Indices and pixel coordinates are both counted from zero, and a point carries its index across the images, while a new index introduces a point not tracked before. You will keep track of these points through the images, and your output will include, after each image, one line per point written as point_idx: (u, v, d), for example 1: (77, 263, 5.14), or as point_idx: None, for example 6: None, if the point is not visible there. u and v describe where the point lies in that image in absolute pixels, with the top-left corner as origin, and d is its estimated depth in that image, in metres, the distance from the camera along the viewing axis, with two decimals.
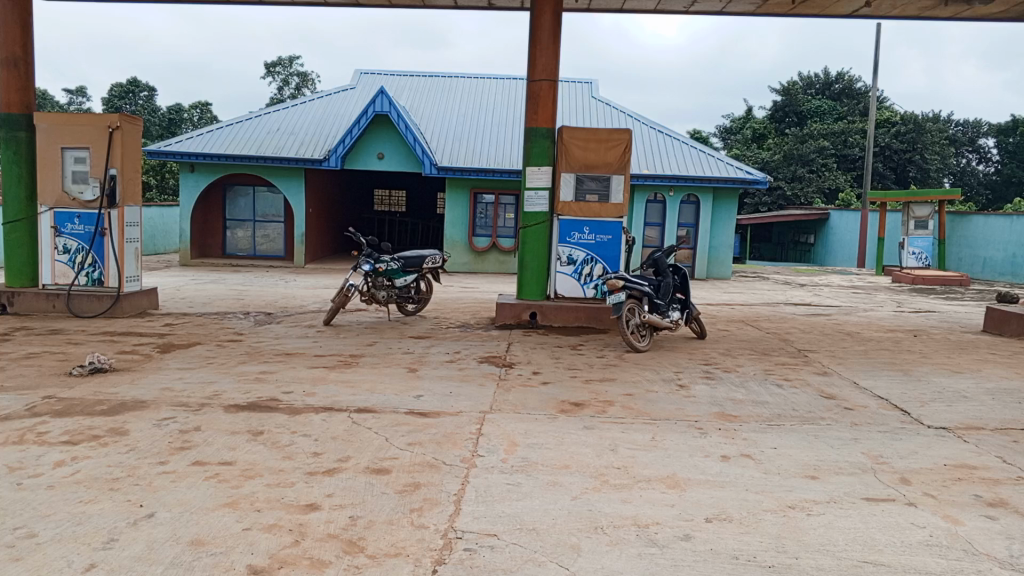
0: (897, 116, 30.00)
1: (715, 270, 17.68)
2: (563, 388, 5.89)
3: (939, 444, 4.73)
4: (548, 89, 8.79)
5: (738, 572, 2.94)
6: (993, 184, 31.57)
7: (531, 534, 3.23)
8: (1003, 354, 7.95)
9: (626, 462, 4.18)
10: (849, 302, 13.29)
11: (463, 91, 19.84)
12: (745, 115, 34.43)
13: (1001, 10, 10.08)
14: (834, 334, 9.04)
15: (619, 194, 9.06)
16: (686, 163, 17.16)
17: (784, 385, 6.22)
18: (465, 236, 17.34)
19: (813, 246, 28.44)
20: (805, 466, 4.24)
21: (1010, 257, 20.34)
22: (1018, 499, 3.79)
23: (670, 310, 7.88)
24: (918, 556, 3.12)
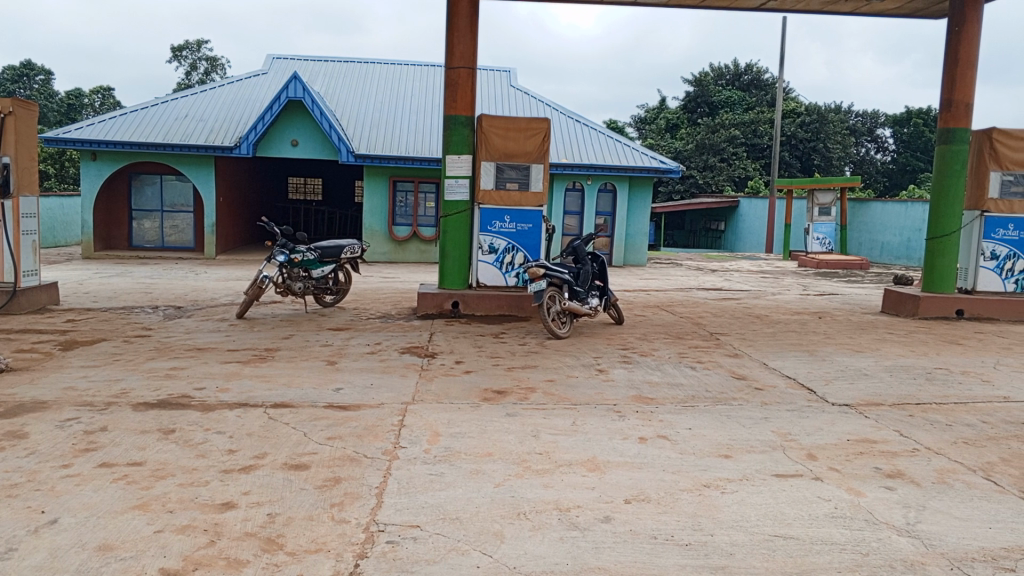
0: (802, 106, 31.21)
1: (632, 257, 18.01)
2: (485, 376, 5.91)
3: (842, 420, 4.97)
4: (467, 76, 8.78)
5: (657, 551, 3.02)
6: (889, 172, 33.24)
7: (454, 524, 3.23)
8: (901, 333, 8.41)
9: (547, 447, 4.22)
10: (758, 287, 13.79)
11: (380, 78, 19.52)
12: (659, 105, 35.20)
13: (896, 6, 10.62)
14: (744, 317, 9.37)
15: (539, 183, 9.09)
16: (603, 152, 17.40)
17: (698, 367, 6.41)
18: (384, 225, 17.13)
19: (723, 232, 29.40)
20: (718, 446, 4.38)
21: (905, 241, 21.47)
22: (913, 470, 4.02)
23: (589, 296, 7.99)
24: (824, 528, 3.27)
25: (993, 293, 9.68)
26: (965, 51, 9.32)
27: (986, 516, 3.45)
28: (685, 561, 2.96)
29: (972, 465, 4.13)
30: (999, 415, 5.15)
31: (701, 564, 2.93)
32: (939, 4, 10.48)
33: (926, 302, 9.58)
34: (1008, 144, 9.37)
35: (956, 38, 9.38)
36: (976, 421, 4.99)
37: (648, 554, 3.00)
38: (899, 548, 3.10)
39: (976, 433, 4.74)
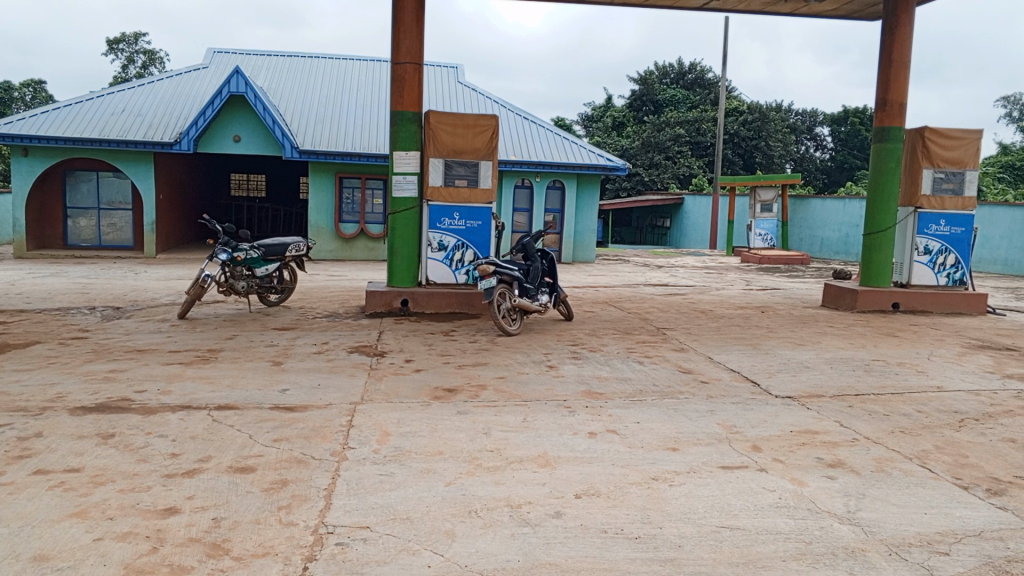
0: (744, 105, 31.85)
1: (580, 254, 18.16)
2: (435, 374, 5.89)
3: (785, 412, 5.08)
4: (413, 72, 8.72)
5: (607, 546, 3.05)
6: (828, 169, 34.16)
7: (405, 524, 3.21)
8: (840, 326, 8.65)
9: (498, 445, 4.22)
10: (703, 282, 14.03)
11: (325, 73, 19.24)
12: (605, 103, 35.56)
13: (834, 7, 10.93)
14: (689, 312, 9.52)
15: (488, 179, 9.06)
16: (551, 150, 17.47)
17: (646, 362, 6.49)
18: (331, 222, 16.91)
19: (669, 229, 29.85)
20: (666, 439, 4.44)
21: (844, 237, 22.20)
22: (853, 459, 4.14)
23: (539, 293, 8.02)
24: (769, 518, 3.34)
25: (926, 286, 10.03)
26: (899, 53, 9.64)
27: (922, 502, 3.58)
28: (635, 554, 2.99)
29: (908, 454, 4.28)
30: (932, 404, 5.34)
31: (651, 557, 2.96)
32: (873, 6, 10.82)
33: (863, 296, 9.88)
34: (939, 143, 9.73)
35: (890, 40, 9.69)
36: (912, 411, 5.17)
37: (599, 549, 3.02)
38: (840, 536, 3.19)
39: (911, 422, 4.91)
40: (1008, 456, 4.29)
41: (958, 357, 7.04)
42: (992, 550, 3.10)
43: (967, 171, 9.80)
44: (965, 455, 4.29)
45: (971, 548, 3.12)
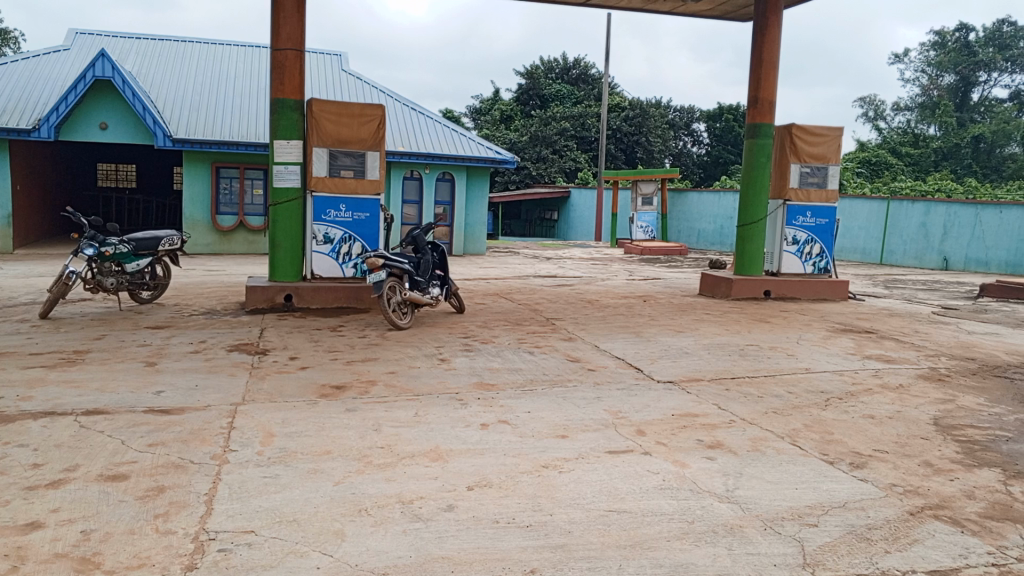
0: (626, 101, 32.80)
1: (471, 246, 18.18)
2: (322, 371, 5.75)
3: (667, 397, 5.27)
4: (294, 59, 8.49)
5: (500, 536, 3.06)
6: (704, 164, 35.73)
7: (292, 526, 3.11)
8: (716, 313, 9.06)
9: (389, 441, 4.17)
10: (590, 273, 14.36)
11: (199, 58, 18.35)
12: (493, 97, 35.70)
13: (709, 8, 11.40)
14: (577, 303, 9.72)
15: (375, 171, 8.88)
16: (439, 141, 17.36)
17: (536, 352, 6.58)
18: (208, 214, 16.19)
19: (556, 222, 30.37)
20: (556, 427, 4.51)
21: (719, 228, 23.18)
22: (731, 440, 4.34)
23: (430, 286, 7.97)
24: (654, 500, 3.46)
25: (795, 274, 10.63)
26: (768, 53, 10.17)
27: (793, 478, 3.79)
28: (526, 542, 3.02)
29: (780, 433, 4.52)
30: (801, 385, 5.69)
31: (541, 545, 3.00)
32: (745, 7, 11.36)
33: (737, 285, 10.38)
34: (805, 139, 10.32)
35: (760, 41, 10.22)
36: (783, 392, 5.47)
37: (491, 539, 3.03)
38: (719, 514, 3.34)
39: (782, 403, 5.20)
40: (869, 431, 4.63)
41: (823, 340, 7.51)
42: (856, 519, 3.33)
43: (829, 166, 10.44)
44: (831, 432, 4.58)
45: (837, 519, 3.33)
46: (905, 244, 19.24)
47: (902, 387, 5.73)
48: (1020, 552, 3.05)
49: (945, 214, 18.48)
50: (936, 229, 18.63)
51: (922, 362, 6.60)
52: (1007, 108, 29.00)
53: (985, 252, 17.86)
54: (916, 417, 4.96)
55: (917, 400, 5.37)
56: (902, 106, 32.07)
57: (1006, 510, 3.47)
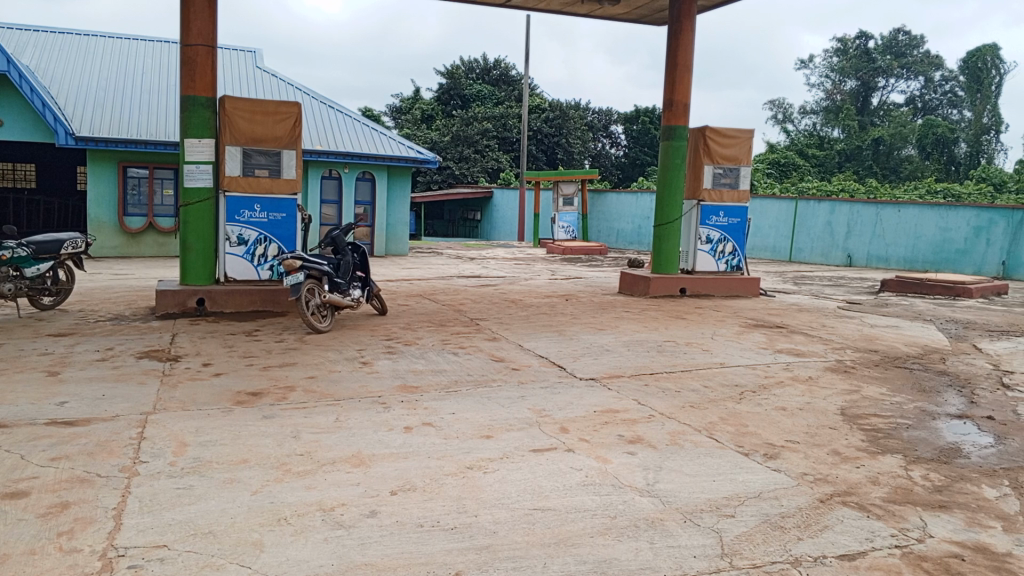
0: (546, 102, 33.04)
1: (393, 246, 18.03)
2: (238, 378, 5.58)
3: (589, 394, 5.34)
4: (206, 55, 8.21)
5: (424, 539, 3.04)
6: (622, 165, 36.39)
7: (207, 538, 3.01)
8: (635, 311, 9.23)
9: (309, 448, 4.07)
10: (513, 273, 14.42)
11: (104, 52, 17.55)
12: (413, 96, 35.46)
13: (625, 11, 11.63)
14: (500, 302, 9.75)
15: (291, 169, 8.67)
16: (359, 140, 17.10)
17: (460, 352, 6.56)
18: (114, 216, 15.51)
19: (479, 222, 30.36)
20: (480, 427, 4.50)
21: (637, 228, 23.75)
22: (650, 435, 4.43)
23: (350, 288, 7.84)
24: (578, 496, 3.49)
25: (709, 272, 10.92)
26: (682, 57, 10.45)
27: (710, 470, 3.90)
28: (451, 545, 3.01)
29: (698, 426, 4.64)
30: (717, 379, 5.87)
31: (465, 547, 2.99)
32: (660, 11, 11.65)
33: (655, 283, 10.60)
34: (718, 141, 10.62)
35: (675, 44, 10.49)
36: (699, 386, 5.63)
37: (415, 543, 3.00)
38: (641, 508, 3.40)
39: (699, 397, 5.34)
40: (780, 423, 4.80)
41: (737, 335, 7.76)
42: (770, 508, 3.44)
43: (741, 167, 10.79)
44: (745, 425, 4.73)
45: (753, 509, 3.44)
46: (812, 242, 20.11)
47: (812, 378, 5.97)
48: (920, 533, 3.22)
49: (849, 213, 19.37)
50: (841, 227, 19.51)
51: (829, 355, 6.90)
52: (903, 112, 30.57)
53: (886, 249, 18.80)
54: (825, 407, 5.18)
55: (825, 391, 5.61)
56: (808, 109, 33.37)
57: (907, 494, 3.66)
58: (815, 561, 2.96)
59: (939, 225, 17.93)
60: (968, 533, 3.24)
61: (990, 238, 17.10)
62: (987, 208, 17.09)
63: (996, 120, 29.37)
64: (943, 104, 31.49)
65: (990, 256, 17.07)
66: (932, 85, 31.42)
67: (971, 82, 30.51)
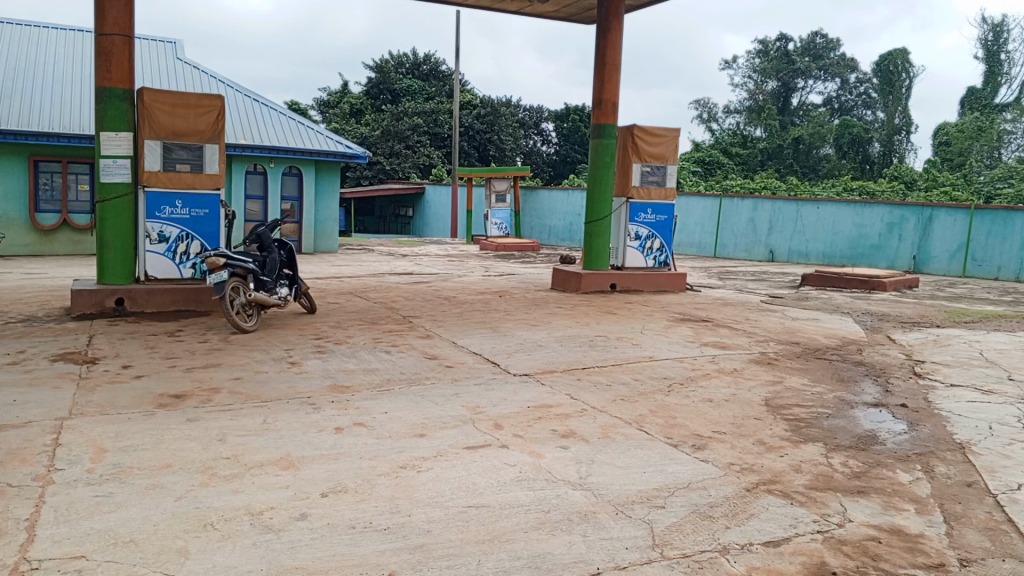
0: (477, 99, 33.01)
1: (322, 244, 17.78)
2: (160, 380, 5.38)
3: (523, 390, 5.35)
4: (122, 45, 7.88)
5: (356, 541, 2.99)
6: (553, 162, 36.66)
7: (128, 547, 2.89)
8: (567, 306, 9.30)
9: (236, 451, 3.96)
10: (446, 270, 14.37)
11: (12, 40, 16.66)
12: (342, 89, 34.97)
13: (554, 9, 11.72)
14: (433, 299, 9.70)
15: (214, 164, 8.45)
16: (286, 134, 16.73)
17: (392, 351, 6.49)
18: (25, 212, 14.78)
19: (411, 218, 30.13)
20: (413, 426, 4.47)
21: (568, 225, 24.03)
22: (583, 429, 4.48)
23: (277, 286, 7.65)
24: (511, 492, 3.50)
25: (638, 268, 11.10)
26: (611, 56, 10.59)
27: (641, 462, 3.96)
28: (384, 546, 2.97)
29: (628, 419, 4.72)
30: (646, 372, 5.98)
31: (399, 547, 2.96)
32: (588, 10, 11.79)
33: (586, 279, 10.71)
34: (646, 140, 10.79)
35: (604, 43, 10.62)
36: (630, 379, 5.72)
37: (346, 546, 2.96)
38: (573, 502, 3.44)
39: (630, 390, 5.43)
40: (707, 414, 4.93)
41: (665, 329, 7.93)
42: (699, 498, 3.53)
43: (668, 166, 10.99)
44: (674, 416, 4.83)
45: (682, 499, 3.51)
46: (735, 238, 20.67)
47: (737, 371, 6.14)
48: (841, 518, 3.34)
49: (770, 210, 20.00)
50: (763, 223, 20.14)
51: (754, 348, 7.10)
52: (821, 113, 31.72)
53: (806, 244, 19.48)
54: (750, 399, 5.33)
55: (749, 382, 5.78)
56: (731, 109, 34.26)
57: (828, 481, 3.80)
58: (742, 548, 3.04)
59: (855, 221, 18.68)
60: (885, 516, 3.38)
61: (902, 233, 17.92)
62: (899, 205, 17.89)
63: (907, 121, 30.71)
64: (858, 105, 32.64)
65: (903, 251, 17.89)
66: (847, 87, 32.63)
67: (883, 84, 31.56)
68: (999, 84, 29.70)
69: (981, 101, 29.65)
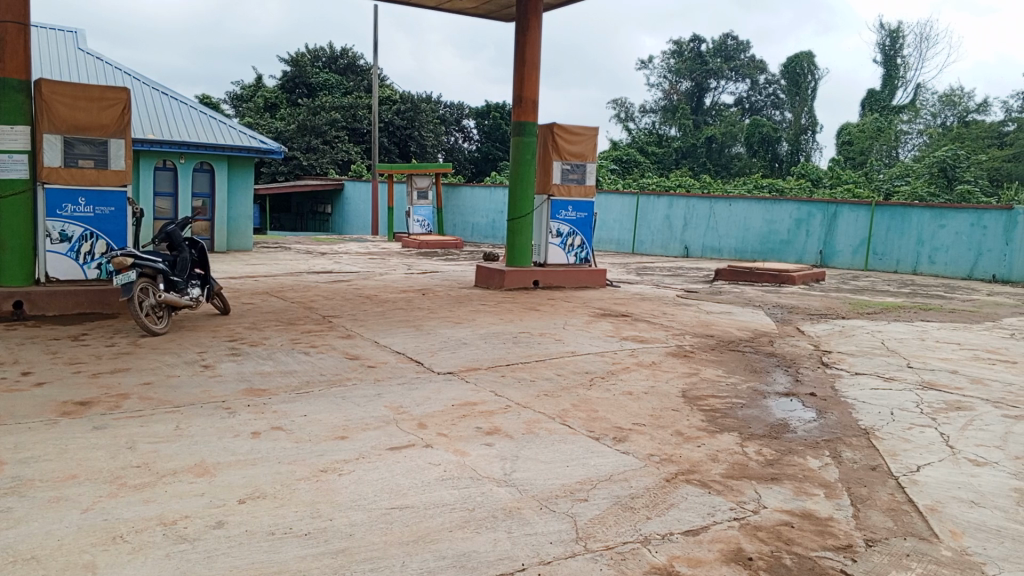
0: (397, 94, 32.67)
1: (236, 242, 17.33)
2: (63, 387, 5.11)
3: (447, 388, 5.33)
4: (17, 33, 7.44)
5: (275, 548, 2.92)
6: (475, 160, 36.60)
7: (30, 565, 2.73)
8: (491, 303, 9.32)
9: (146, 459, 3.80)
10: (367, 268, 14.18)
11: None
12: (255, 83, 34.06)
13: (473, 6, 11.73)
14: (354, 298, 9.55)
15: (120, 160, 8.07)
16: (197, 129, 16.16)
17: (312, 352, 6.35)
18: None
19: (330, 215, 29.59)
20: (334, 428, 4.38)
21: (491, 222, 24.08)
22: (507, 425, 4.49)
23: (189, 287, 7.37)
24: (435, 492, 3.48)
25: (560, 265, 11.21)
26: (530, 54, 10.65)
27: (564, 456, 4.00)
28: (305, 551, 2.90)
29: (552, 414, 4.76)
30: (569, 367, 6.05)
31: (321, 552, 2.90)
32: (507, 8, 11.85)
33: (509, 276, 10.73)
34: (566, 138, 10.90)
35: (523, 41, 10.67)
36: (552, 375, 5.78)
37: (266, 552, 2.88)
38: (498, 498, 3.44)
39: (553, 386, 5.47)
40: (627, 406, 5.02)
41: (587, 324, 8.03)
42: (620, 490, 3.59)
43: (587, 164, 11.14)
44: (595, 410, 4.90)
45: (604, 491, 3.57)
46: (652, 234, 21.12)
47: (655, 364, 6.28)
48: (755, 505, 3.46)
49: (685, 208, 20.52)
50: (678, 220, 20.65)
51: (671, 341, 7.27)
52: (733, 112, 32.74)
53: (719, 240, 20.09)
54: (667, 391, 5.45)
55: (667, 375, 5.92)
56: (647, 108, 34.97)
57: (744, 469, 3.92)
58: (662, 538, 3.11)
59: (765, 217, 19.35)
60: (796, 502, 3.52)
61: (809, 229, 18.68)
62: (805, 202, 18.64)
63: (812, 121, 32.17)
64: (767, 106, 33.82)
65: (810, 246, 18.67)
66: (757, 87, 33.79)
67: (790, 85, 32.80)
68: (896, 87, 31.36)
69: (880, 103, 31.18)
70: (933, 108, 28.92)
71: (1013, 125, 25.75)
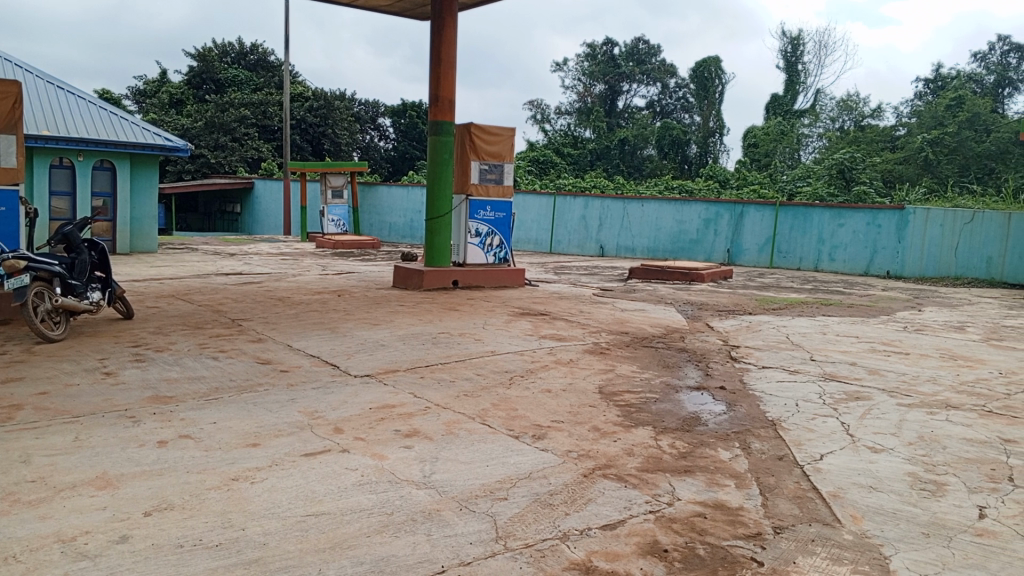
0: (309, 91, 31.96)
1: (139, 243, 16.60)
2: None
3: (364, 391, 5.25)
4: None
5: (184, 560, 2.81)
6: (391, 159, 36.21)
7: None
8: (409, 304, 9.24)
9: (41, 473, 3.59)
10: (279, 269, 13.80)
11: None
12: (160, 78, 32.76)
13: (388, 3, 11.63)
14: (266, 301, 9.29)
15: (11, 157, 7.61)
16: (96, 125, 15.39)
17: (221, 357, 6.14)
18: None
19: (240, 216, 28.71)
20: (246, 435, 4.25)
21: (409, 221, 23.87)
22: (425, 427, 4.45)
23: (88, 290, 7.02)
24: (352, 497, 3.42)
25: (479, 265, 11.21)
26: (446, 53, 10.62)
27: (484, 456, 4.00)
28: (215, 563, 2.80)
29: (471, 414, 4.75)
30: (488, 366, 6.05)
31: (232, 563, 2.80)
32: (423, 6, 11.78)
33: (428, 276, 10.64)
34: (483, 138, 10.91)
35: (438, 39, 10.62)
36: (472, 374, 5.77)
37: (173, 566, 2.76)
38: (417, 501, 3.41)
39: (472, 385, 5.47)
40: (546, 404, 5.06)
41: (505, 324, 8.06)
42: (539, 487, 3.61)
43: (504, 164, 11.18)
44: (515, 408, 4.92)
45: (524, 489, 3.58)
46: (569, 234, 21.40)
47: (572, 361, 6.36)
48: (670, 497, 3.54)
49: (600, 208, 20.86)
50: (594, 221, 20.96)
51: (587, 338, 7.37)
52: (644, 115, 33.50)
53: (632, 240, 20.49)
54: (585, 387, 5.53)
55: (584, 371, 6.00)
56: (563, 110, 35.38)
57: (657, 462, 4.01)
58: (580, 534, 3.15)
59: (676, 217, 19.83)
60: (708, 493, 3.62)
61: (717, 229, 19.27)
62: (714, 202, 19.22)
63: (720, 124, 33.26)
64: (677, 109, 34.70)
65: (718, 245, 19.26)
66: (667, 91, 34.65)
67: (698, 89, 33.71)
68: (797, 92, 32.70)
69: (783, 107, 32.43)
70: (832, 112, 30.34)
71: (904, 129, 27.22)
